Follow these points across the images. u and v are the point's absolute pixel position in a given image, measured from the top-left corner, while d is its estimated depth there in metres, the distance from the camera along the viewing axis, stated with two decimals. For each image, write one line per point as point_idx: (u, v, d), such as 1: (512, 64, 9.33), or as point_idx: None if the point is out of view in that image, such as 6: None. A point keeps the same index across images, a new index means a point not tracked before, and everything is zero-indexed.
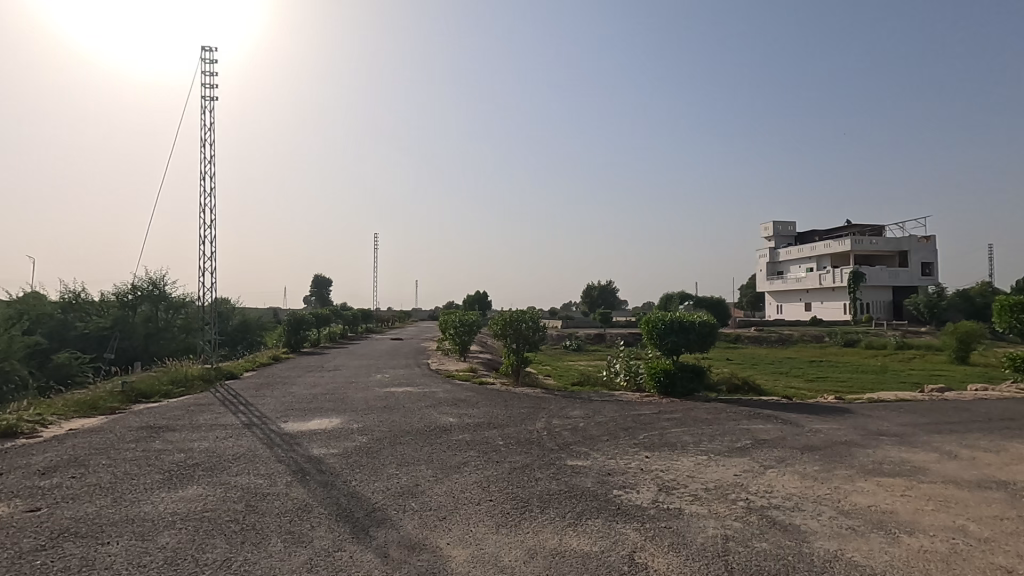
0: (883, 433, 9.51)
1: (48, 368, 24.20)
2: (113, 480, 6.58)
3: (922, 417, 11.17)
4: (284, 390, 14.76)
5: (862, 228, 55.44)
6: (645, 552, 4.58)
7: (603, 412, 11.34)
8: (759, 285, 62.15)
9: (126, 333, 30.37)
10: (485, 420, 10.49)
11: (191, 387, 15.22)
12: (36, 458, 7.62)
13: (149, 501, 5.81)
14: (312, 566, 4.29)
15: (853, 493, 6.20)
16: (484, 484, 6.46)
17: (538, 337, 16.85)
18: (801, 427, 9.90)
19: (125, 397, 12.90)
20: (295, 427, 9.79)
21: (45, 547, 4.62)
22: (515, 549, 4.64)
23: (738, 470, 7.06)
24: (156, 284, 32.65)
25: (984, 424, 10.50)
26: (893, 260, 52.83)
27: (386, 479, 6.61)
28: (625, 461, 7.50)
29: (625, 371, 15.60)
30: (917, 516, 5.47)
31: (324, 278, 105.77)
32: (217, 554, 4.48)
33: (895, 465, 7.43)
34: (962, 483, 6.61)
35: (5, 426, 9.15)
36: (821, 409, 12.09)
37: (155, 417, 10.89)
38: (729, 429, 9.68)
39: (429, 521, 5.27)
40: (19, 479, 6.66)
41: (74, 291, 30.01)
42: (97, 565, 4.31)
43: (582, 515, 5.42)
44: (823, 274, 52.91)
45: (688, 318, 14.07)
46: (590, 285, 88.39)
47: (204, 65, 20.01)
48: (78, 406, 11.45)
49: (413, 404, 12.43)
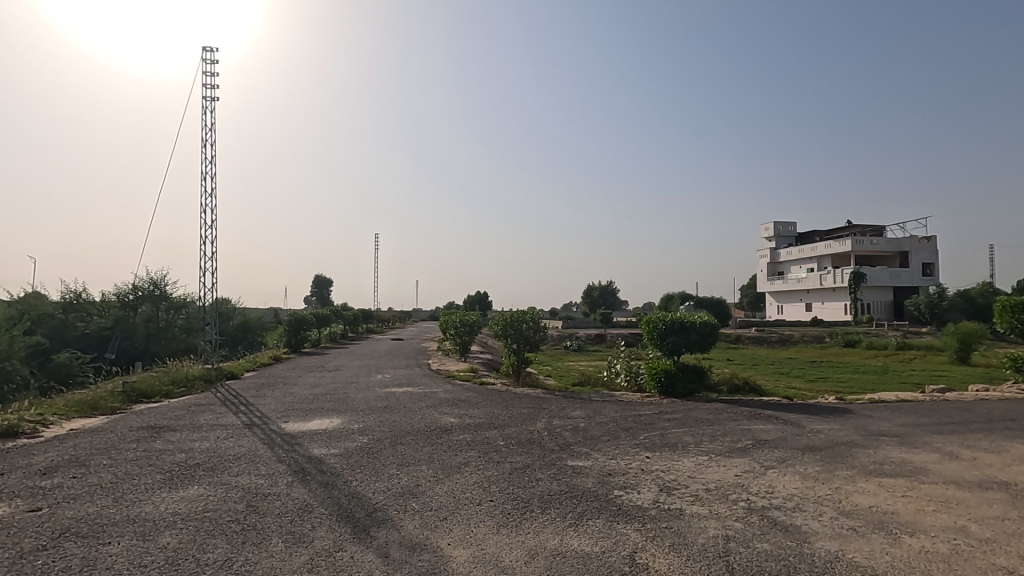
0: (884, 434, 9.52)
1: (49, 368, 24.22)
2: (114, 479, 6.59)
3: (923, 418, 11.18)
4: (285, 390, 14.79)
5: (862, 228, 55.43)
6: (646, 552, 4.58)
7: (603, 412, 11.35)
8: (760, 285, 62.15)
9: (127, 333, 30.44)
10: (486, 421, 10.50)
11: (192, 387, 15.23)
12: (37, 458, 7.63)
13: (150, 501, 5.81)
14: (313, 566, 4.29)
15: (854, 494, 6.20)
16: (484, 484, 6.47)
17: (539, 337, 16.86)
18: (802, 428, 9.90)
19: (125, 397, 12.88)
20: (296, 427, 9.80)
21: (46, 547, 4.62)
22: (516, 550, 4.64)
23: (738, 470, 7.06)
24: (156, 284, 32.73)
25: (985, 425, 10.50)
26: (894, 261, 52.81)
27: (386, 479, 6.62)
28: (626, 461, 7.50)
29: (625, 371, 15.62)
30: (918, 517, 5.47)
31: (324, 279, 105.69)
32: (218, 554, 4.48)
33: (896, 465, 7.44)
34: (963, 484, 6.62)
35: (6, 426, 9.16)
36: (821, 409, 12.12)
37: (156, 417, 10.92)
38: (729, 429, 9.68)
39: (430, 521, 5.27)
40: (21, 479, 6.66)
41: (74, 290, 29.99)
42: (98, 565, 4.31)
43: (583, 515, 5.42)
44: (823, 274, 52.90)
45: (688, 318, 14.06)
46: (590, 286, 88.42)
47: (205, 66, 20.21)
48: (79, 406, 11.46)
49: (414, 404, 12.44)
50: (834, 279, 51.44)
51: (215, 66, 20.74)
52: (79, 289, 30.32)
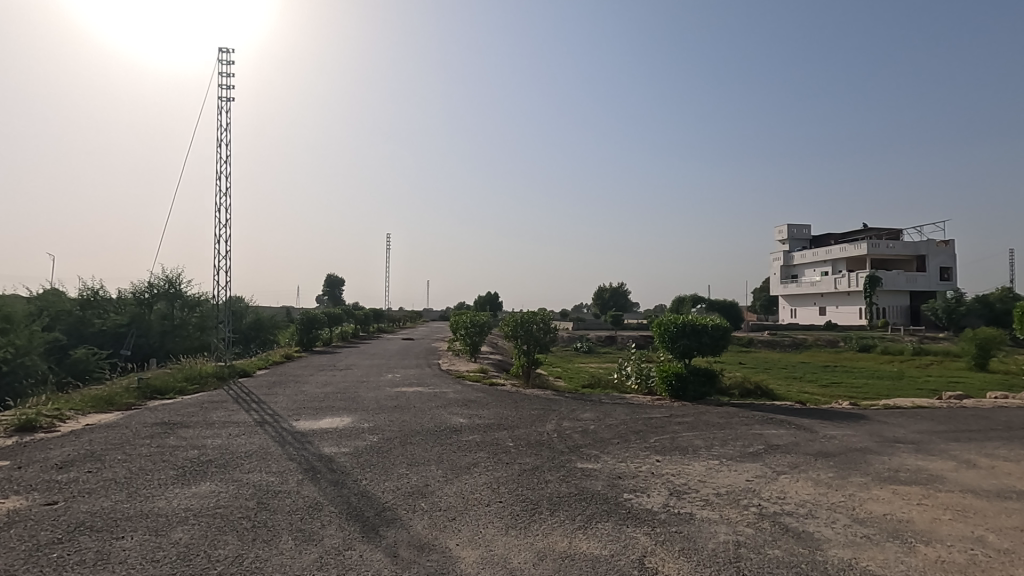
0: (900, 441, 9.36)
1: (66, 363, 24.58)
2: (128, 475, 6.63)
3: (939, 424, 10.99)
4: (297, 389, 14.76)
5: (879, 230, 54.79)
6: (655, 557, 4.54)
7: (613, 415, 11.27)
8: (773, 288, 61.61)
9: (143, 330, 30.86)
10: (495, 422, 10.45)
11: (205, 384, 15.32)
12: (54, 453, 7.73)
13: (164, 496, 5.86)
14: (323, 565, 4.28)
15: (868, 501, 6.11)
16: (494, 485, 6.45)
17: (549, 338, 16.80)
18: (816, 433, 9.78)
19: (140, 394, 13.02)
20: (307, 425, 9.86)
21: (61, 540, 4.68)
22: (524, 551, 4.63)
23: (750, 475, 6.99)
24: (172, 282, 33.15)
25: (1003, 433, 10.29)
26: (911, 264, 52.14)
27: (396, 479, 6.62)
28: (635, 464, 7.47)
29: (636, 374, 15.49)
30: (934, 526, 5.38)
31: (337, 279, 106.90)
32: (229, 550, 4.50)
33: (912, 473, 7.32)
34: (980, 493, 6.49)
35: (23, 421, 9.29)
36: (835, 414, 11.94)
37: (171, 413, 11.03)
38: (741, 434, 9.59)
39: (439, 522, 5.26)
40: (36, 472, 6.74)
41: (92, 287, 30.39)
42: (111, 559, 4.35)
43: (593, 518, 5.40)
44: (837, 278, 52.31)
45: (701, 320, 13.86)
46: (601, 287, 88.49)
47: (222, 65, 20.64)
48: (95, 401, 11.59)
49: (424, 404, 12.45)
50: (849, 283, 50.87)
51: (231, 68, 20.87)
52: (97, 286, 30.77)
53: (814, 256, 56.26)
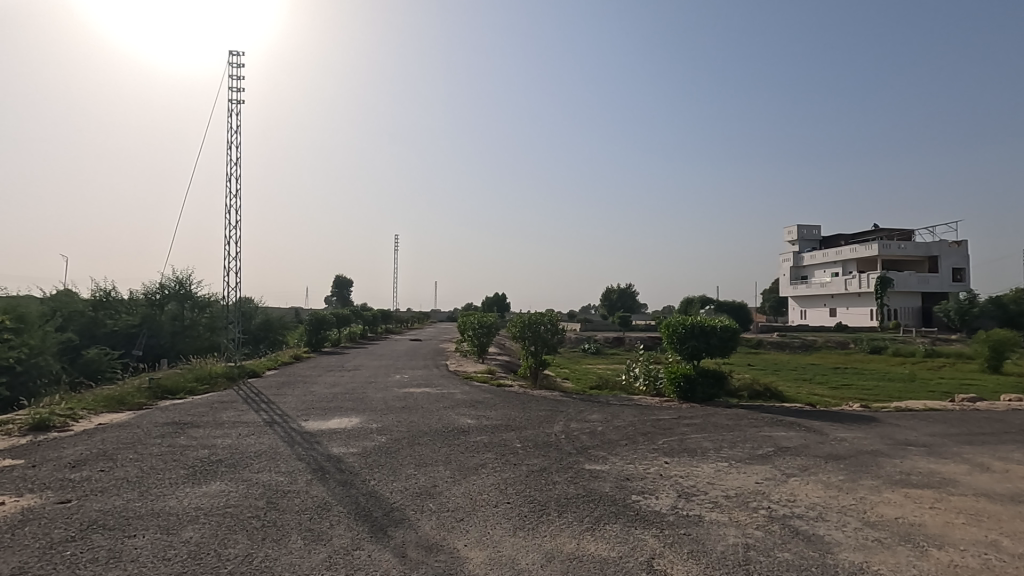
0: (912, 443, 9.27)
1: (79, 364, 24.82)
2: (139, 475, 6.68)
3: (952, 427, 10.87)
4: (306, 390, 14.81)
5: (890, 231, 54.31)
6: (664, 559, 4.53)
7: (621, 416, 11.24)
8: (783, 289, 61.17)
9: (154, 331, 31.16)
10: (503, 423, 10.46)
11: (215, 385, 15.44)
12: (67, 452, 7.80)
13: (174, 496, 5.90)
14: (331, 564, 4.30)
15: (879, 504, 6.05)
16: (501, 487, 6.45)
17: (557, 339, 16.76)
18: (825, 436, 9.70)
19: (151, 393, 13.13)
20: (316, 425, 9.91)
21: (74, 538, 4.71)
22: (532, 552, 4.63)
23: (760, 477, 6.96)
24: (182, 283, 33.42)
25: (1016, 436, 10.16)
26: (923, 265, 51.60)
27: (404, 479, 6.64)
28: (644, 466, 7.45)
29: (644, 376, 15.39)
30: (946, 530, 5.33)
31: (346, 280, 107.55)
32: (239, 550, 4.52)
33: (924, 476, 7.23)
34: (994, 497, 6.41)
35: (37, 420, 9.40)
36: (845, 416, 11.85)
37: (182, 413, 11.11)
38: (750, 436, 9.53)
39: (447, 523, 5.27)
40: (49, 471, 6.79)
41: (104, 288, 30.65)
42: (124, 556, 4.39)
43: (600, 519, 5.39)
44: (848, 279, 51.94)
45: (709, 322, 13.80)
46: (610, 288, 88.26)
47: (231, 66, 20.78)
48: (107, 401, 11.70)
49: (432, 405, 12.48)
50: (859, 284, 50.49)
51: (240, 69, 20.85)
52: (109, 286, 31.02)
53: (824, 257, 55.89)
